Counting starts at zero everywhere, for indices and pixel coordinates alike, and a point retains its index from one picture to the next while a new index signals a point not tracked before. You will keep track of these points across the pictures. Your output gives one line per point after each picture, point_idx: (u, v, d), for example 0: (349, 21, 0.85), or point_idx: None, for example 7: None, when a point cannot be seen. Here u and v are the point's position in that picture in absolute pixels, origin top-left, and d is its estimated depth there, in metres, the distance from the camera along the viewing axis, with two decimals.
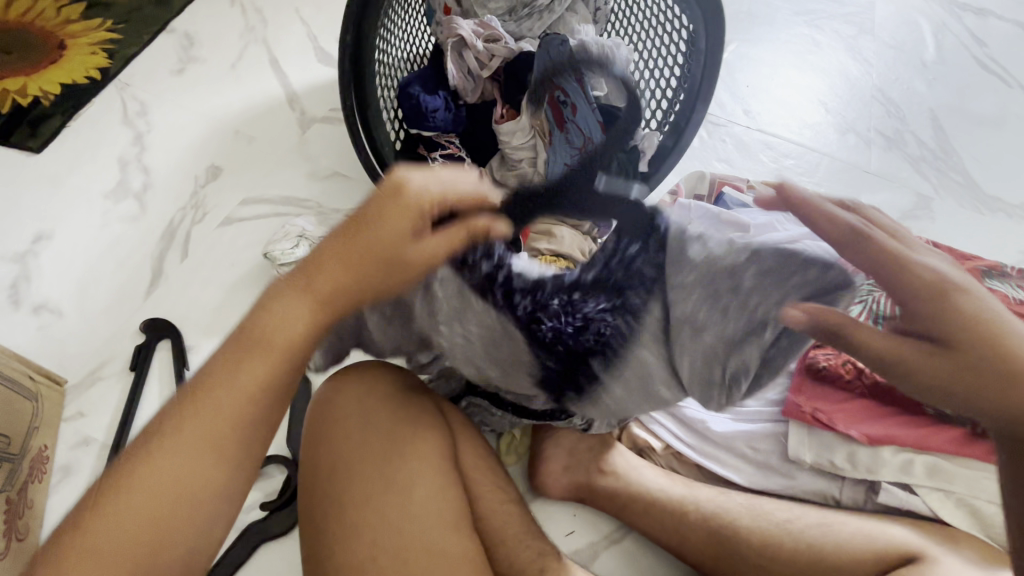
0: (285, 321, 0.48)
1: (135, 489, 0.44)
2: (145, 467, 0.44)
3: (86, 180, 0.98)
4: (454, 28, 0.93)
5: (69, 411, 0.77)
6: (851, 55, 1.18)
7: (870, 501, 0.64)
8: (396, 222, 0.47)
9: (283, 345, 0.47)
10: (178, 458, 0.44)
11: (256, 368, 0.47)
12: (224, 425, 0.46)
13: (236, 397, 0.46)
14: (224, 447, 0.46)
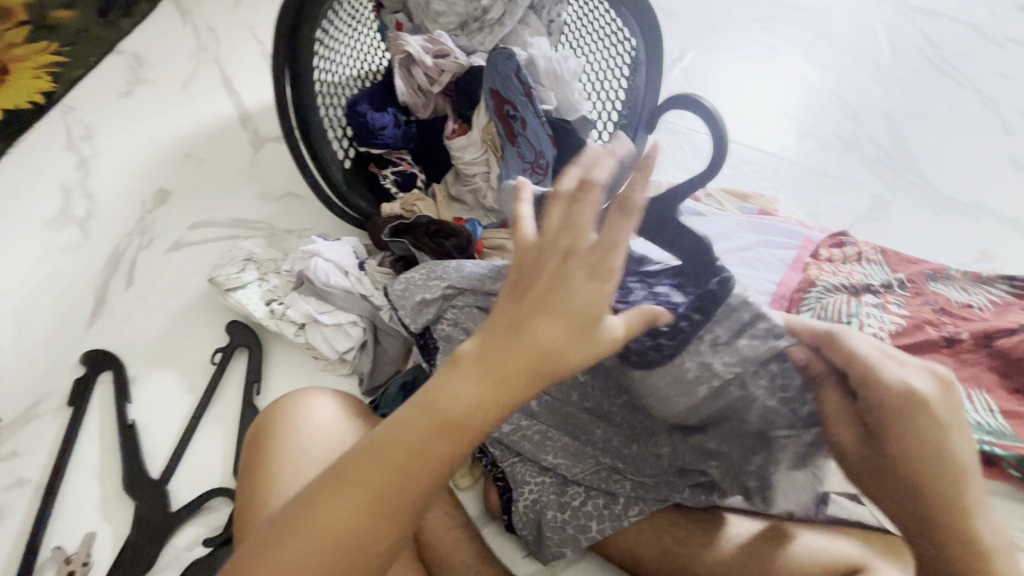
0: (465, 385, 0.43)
1: (312, 529, 0.42)
2: (320, 511, 0.42)
3: (26, 208, 0.95)
4: (401, 45, 0.91)
5: (3, 451, 0.75)
6: (807, 61, 1.20)
7: (821, 512, 0.58)
8: (572, 291, 0.42)
9: (474, 413, 0.42)
10: (356, 508, 0.42)
11: (439, 429, 0.43)
12: (405, 482, 0.43)
13: (422, 451, 0.43)
14: (396, 509, 0.43)
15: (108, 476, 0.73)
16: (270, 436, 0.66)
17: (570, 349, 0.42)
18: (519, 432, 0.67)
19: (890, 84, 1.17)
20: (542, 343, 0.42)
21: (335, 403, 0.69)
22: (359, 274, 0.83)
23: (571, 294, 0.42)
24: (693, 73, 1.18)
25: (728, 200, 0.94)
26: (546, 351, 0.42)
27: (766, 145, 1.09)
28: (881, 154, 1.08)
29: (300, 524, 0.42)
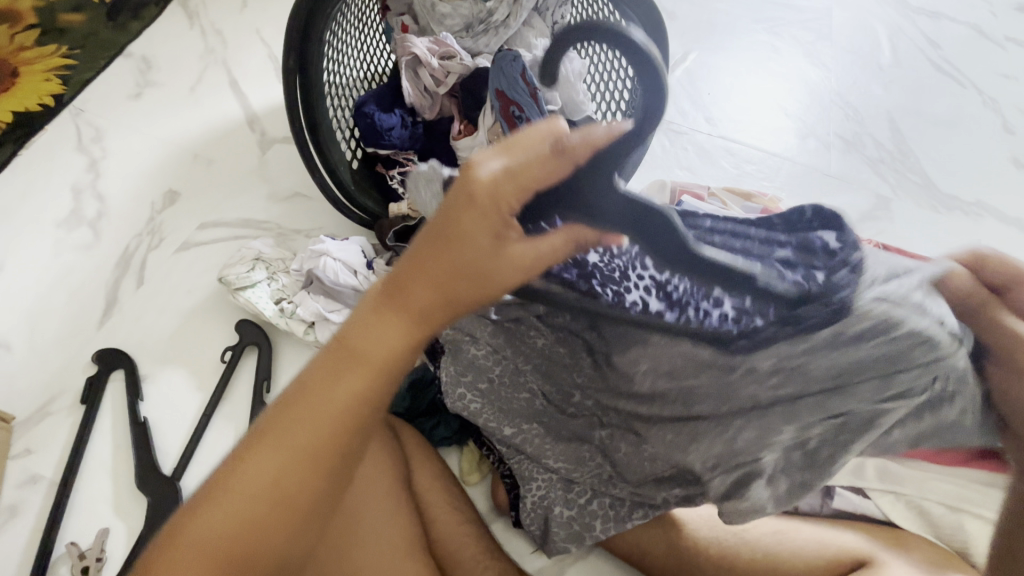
0: (365, 333, 0.41)
1: (221, 506, 0.40)
2: (225, 485, 0.40)
3: (37, 209, 0.96)
4: (408, 47, 0.93)
5: (17, 448, 0.75)
6: (809, 61, 1.21)
7: (826, 506, 0.63)
8: (478, 231, 0.36)
9: (376, 359, 0.41)
10: (266, 479, 0.40)
11: (341, 380, 0.41)
12: (312, 442, 0.41)
13: (325, 409, 0.41)
14: (307, 473, 0.41)
15: (121, 473, 0.74)
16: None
17: (478, 290, 0.38)
18: (523, 437, 0.67)
19: (891, 84, 1.18)
20: (443, 281, 0.38)
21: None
22: (367, 274, 0.84)
23: (474, 233, 0.36)
24: (696, 74, 1.19)
25: (732, 199, 0.95)
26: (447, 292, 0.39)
27: (768, 145, 1.10)
28: (882, 154, 1.09)
29: (210, 504, 0.40)
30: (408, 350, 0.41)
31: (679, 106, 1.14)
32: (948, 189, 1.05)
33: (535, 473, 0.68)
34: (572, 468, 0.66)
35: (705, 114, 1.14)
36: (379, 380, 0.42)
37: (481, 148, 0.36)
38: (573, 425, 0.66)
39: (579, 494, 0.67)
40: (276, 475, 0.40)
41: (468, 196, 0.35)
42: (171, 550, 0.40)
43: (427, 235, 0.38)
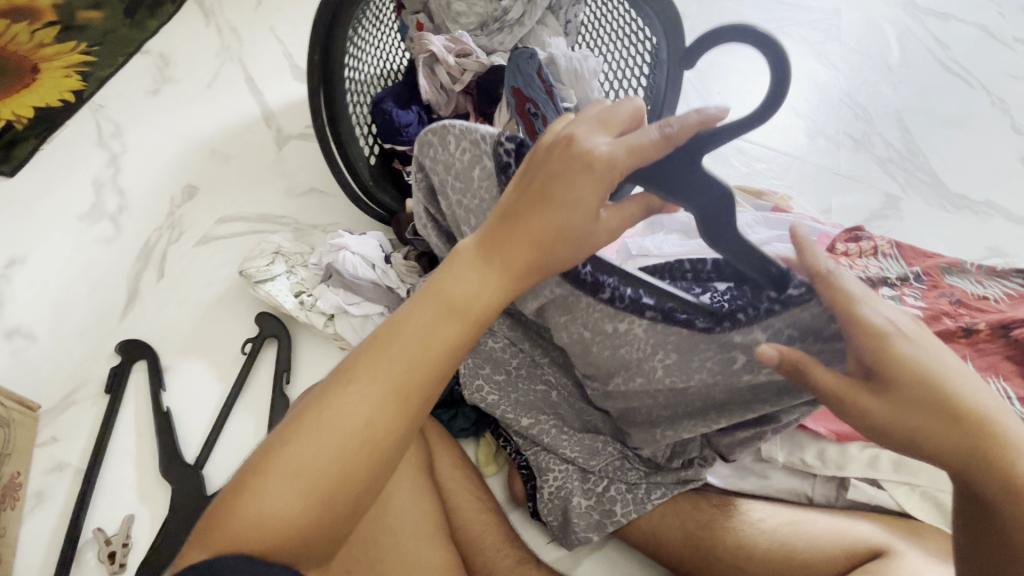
0: (468, 279, 0.42)
1: (318, 437, 0.38)
2: (326, 415, 0.39)
3: (59, 203, 0.97)
4: (426, 44, 0.94)
5: (43, 436, 0.77)
6: (818, 61, 1.22)
7: (841, 497, 0.65)
8: (588, 190, 0.39)
9: (474, 306, 0.42)
10: (367, 412, 0.39)
11: (444, 325, 0.41)
12: (411, 382, 0.40)
13: (424, 349, 0.40)
14: (404, 413, 0.40)
15: (145, 461, 0.76)
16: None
17: (570, 249, 0.42)
18: (541, 430, 0.68)
19: (900, 84, 1.19)
20: (541, 234, 0.41)
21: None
22: (384, 267, 0.85)
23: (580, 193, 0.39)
24: (705, 73, 1.20)
25: (743, 196, 0.95)
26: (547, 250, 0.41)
27: (777, 144, 1.11)
28: (892, 153, 1.10)
29: (309, 431, 0.38)
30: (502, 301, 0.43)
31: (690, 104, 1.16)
32: (957, 188, 1.06)
33: (555, 467, 0.68)
34: (588, 458, 0.67)
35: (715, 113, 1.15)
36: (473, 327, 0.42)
37: (581, 123, 0.41)
38: (587, 417, 0.69)
39: (597, 486, 0.68)
40: (374, 412, 0.39)
41: (586, 164, 0.39)
42: (259, 481, 0.38)
43: (531, 192, 0.41)
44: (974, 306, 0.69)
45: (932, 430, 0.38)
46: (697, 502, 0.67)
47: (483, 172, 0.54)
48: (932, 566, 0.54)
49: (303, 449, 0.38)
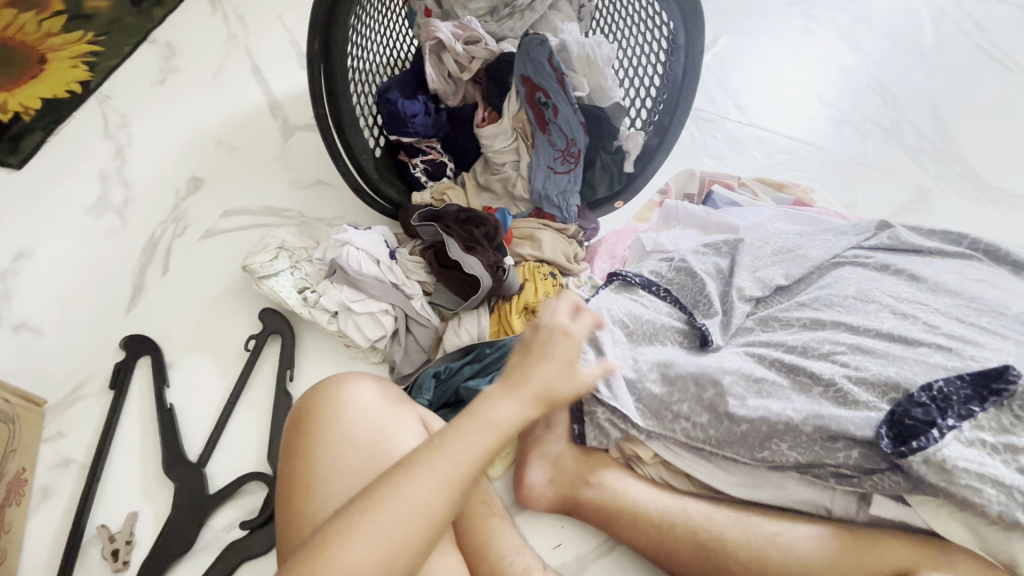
0: (496, 405, 0.51)
1: (378, 519, 0.44)
2: (387, 504, 0.44)
3: (67, 195, 0.96)
4: (433, 31, 0.91)
5: (48, 431, 0.77)
6: (847, 45, 1.24)
7: (862, 512, 0.62)
8: (562, 350, 0.56)
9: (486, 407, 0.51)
10: (422, 501, 0.45)
11: (480, 439, 0.49)
12: (455, 480, 0.47)
13: (464, 455, 0.48)
14: (443, 510, 0.46)
15: (149, 458, 0.75)
16: (309, 440, 0.59)
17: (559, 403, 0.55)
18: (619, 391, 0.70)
19: (933, 69, 1.20)
20: (545, 379, 0.54)
21: (377, 390, 0.63)
22: (390, 263, 0.84)
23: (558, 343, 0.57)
24: (726, 59, 1.23)
25: (763, 189, 0.98)
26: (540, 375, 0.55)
27: (800, 134, 1.14)
28: (923, 142, 1.12)
29: (374, 518, 0.44)
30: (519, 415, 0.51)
31: (710, 93, 1.18)
32: (991, 178, 1.08)
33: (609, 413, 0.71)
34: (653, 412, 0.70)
35: (735, 101, 1.18)
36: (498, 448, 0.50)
37: None
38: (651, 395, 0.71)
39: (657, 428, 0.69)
40: (431, 504, 0.45)
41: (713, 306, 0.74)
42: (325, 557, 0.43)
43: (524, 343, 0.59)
44: None
45: None
46: (714, 514, 0.65)
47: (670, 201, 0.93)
48: None
49: (370, 521, 0.44)
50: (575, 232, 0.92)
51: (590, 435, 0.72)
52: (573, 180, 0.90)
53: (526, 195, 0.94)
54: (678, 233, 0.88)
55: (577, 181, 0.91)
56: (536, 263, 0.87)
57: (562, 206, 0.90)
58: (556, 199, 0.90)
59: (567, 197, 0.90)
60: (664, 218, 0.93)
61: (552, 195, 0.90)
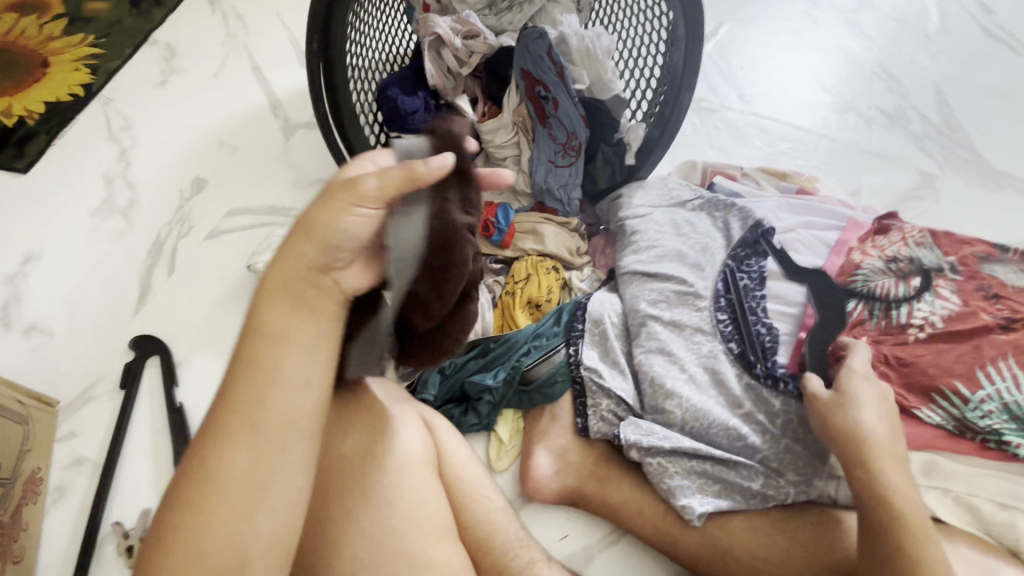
0: (268, 307, 0.47)
1: (208, 500, 0.43)
2: (205, 486, 0.43)
3: (72, 198, 0.98)
4: (431, 26, 0.90)
5: (62, 431, 0.78)
6: (849, 31, 1.22)
7: None
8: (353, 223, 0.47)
9: (282, 324, 0.47)
10: (242, 469, 0.44)
11: (263, 362, 0.46)
12: (235, 415, 0.45)
13: (253, 381, 0.46)
14: (281, 445, 0.45)
15: (161, 456, 0.76)
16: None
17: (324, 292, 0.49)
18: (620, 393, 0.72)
19: (939, 53, 1.19)
20: (284, 271, 0.48)
21: (380, 388, 0.66)
22: None
23: (351, 227, 0.47)
24: (727, 48, 1.22)
25: (766, 178, 0.99)
26: (319, 257, 0.47)
27: (804, 123, 1.13)
28: (928, 129, 1.11)
29: (206, 498, 0.43)
30: (310, 316, 0.48)
31: (711, 83, 1.18)
32: (999, 165, 1.06)
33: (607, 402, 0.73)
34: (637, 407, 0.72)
35: (737, 91, 1.17)
36: (311, 354, 0.48)
37: None
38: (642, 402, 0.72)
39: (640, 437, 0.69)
40: (240, 466, 0.44)
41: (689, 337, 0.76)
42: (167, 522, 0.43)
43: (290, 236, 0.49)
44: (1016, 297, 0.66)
45: (843, 437, 0.57)
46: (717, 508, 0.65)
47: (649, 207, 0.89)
48: None
49: (209, 501, 0.43)
50: (577, 226, 0.92)
51: (594, 427, 0.73)
52: (574, 173, 0.90)
53: (528, 189, 0.93)
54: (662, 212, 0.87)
55: (578, 175, 0.90)
56: (538, 257, 0.87)
57: (564, 199, 0.90)
58: (558, 192, 0.89)
59: (569, 191, 0.89)
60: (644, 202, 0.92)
61: (553, 188, 0.89)
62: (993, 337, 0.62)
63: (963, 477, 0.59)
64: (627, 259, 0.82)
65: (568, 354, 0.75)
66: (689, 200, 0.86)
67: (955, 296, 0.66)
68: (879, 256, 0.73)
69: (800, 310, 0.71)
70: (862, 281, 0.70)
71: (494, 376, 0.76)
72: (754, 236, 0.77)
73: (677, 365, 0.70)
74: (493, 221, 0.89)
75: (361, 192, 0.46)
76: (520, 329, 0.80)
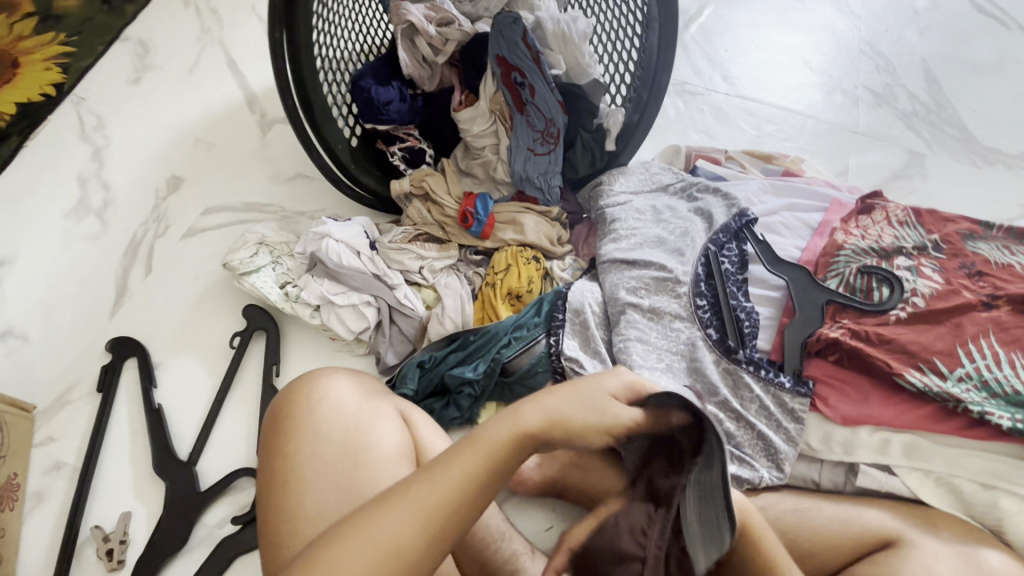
0: (499, 433, 0.48)
1: (360, 544, 0.43)
2: (368, 526, 0.44)
3: (45, 201, 0.96)
4: (403, 14, 0.87)
5: (39, 437, 0.77)
6: (836, 9, 1.20)
7: (849, 483, 0.61)
8: (591, 411, 0.50)
9: (503, 453, 0.48)
10: (397, 533, 0.43)
11: (468, 476, 0.46)
12: (433, 514, 0.44)
13: (454, 485, 0.45)
14: (432, 548, 0.44)
15: (140, 458, 0.76)
16: (285, 438, 0.59)
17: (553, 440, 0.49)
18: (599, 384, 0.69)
19: (927, 29, 1.17)
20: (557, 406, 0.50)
21: (354, 384, 0.64)
22: (370, 255, 0.84)
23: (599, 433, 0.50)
24: (712, 29, 1.20)
25: (751, 161, 0.97)
26: (564, 436, 0.50)
27: (789, 103, 1.11)
28: (917, 106, 1.10)
29: (360, 535, 0.44)
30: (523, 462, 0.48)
31: (695, 66, 1.16)
32: (989, 142, 1.05)
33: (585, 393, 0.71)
34: None
35: (722, 73, 1.15)
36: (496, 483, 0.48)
37: None
38: None
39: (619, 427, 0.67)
40: (405, 536, 0.43)
41: None
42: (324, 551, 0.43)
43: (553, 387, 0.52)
44: (1001, 274, 0.65)
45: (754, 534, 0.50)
46: None
47: (635, 201, 0.86)
48: (949, 556, 0.51)
49: (353, 548, 0.43)
50: (558, 214, 0.91)
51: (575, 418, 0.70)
52: (553, 161, 0.88)
53: (508, 178, 0.91)
54: (647, 200, 0.85)
55: (557, 162, 0.89)
56: (519, 247, 0.86)
57: (544, 188, 0.88)
58: (537, 181, 0.88)
59: (549, 178, 0.88)
60: (608, 181, 0.90)
61: (532, 176, 0.88)
62: (976, 315, 0.61)
63: (943, 458, 0.58)
64: (606, 247, 0.81)
65: (549, 344, 0.73)
66: (671, 184, 0.86)
67: (938, 276, 0.66)
68: (862, 237, 0.72)
69: (784, 294, 0.70)
70: (844, 262, 0.70)
71: (474, 369, 0.73)
72: (734, 224, 0.75)
73: (655, 355, 0.69)
74: (472, 212, 0.87)
75: (614, 410, 0.50)
76: (500, 321, 0.78)
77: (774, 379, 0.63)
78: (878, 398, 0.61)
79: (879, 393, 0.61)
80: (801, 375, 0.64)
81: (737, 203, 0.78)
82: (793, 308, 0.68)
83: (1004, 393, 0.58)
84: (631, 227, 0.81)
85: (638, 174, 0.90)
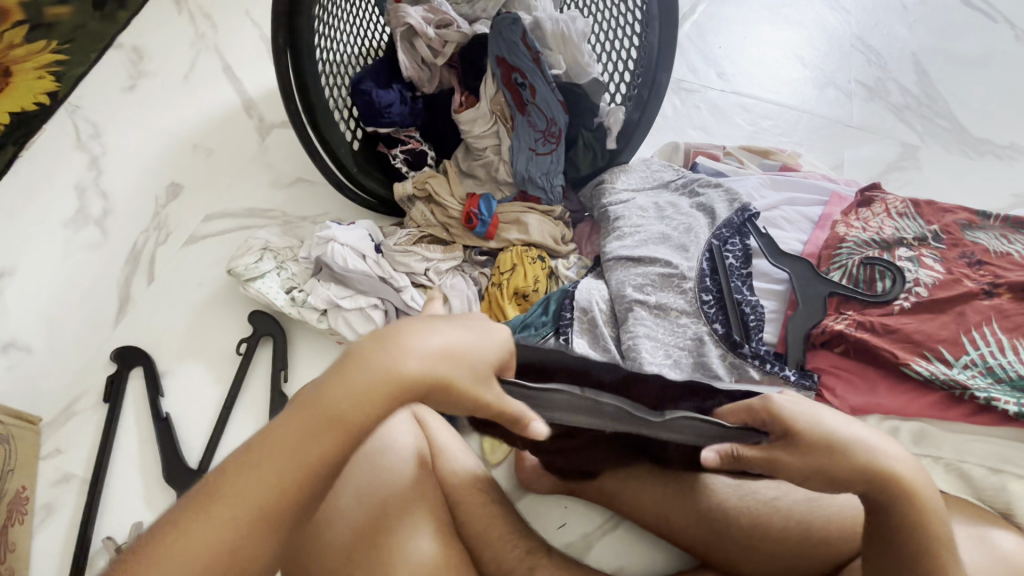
0: (329, 399, 0.40)
1: (179, 548, 0.38)
2: (192, 526, 0.38)
3: (44, 210, 0.95)
4: (401, 17, 0.87)
5: (46, 449, 0.77)
6: (827, 5, 1.21)
7: None
8: (434, 366, 0.40)
9: (343, 421, 0.39)
10: (223, 531, 0.38)
11: (288, 464, 0.39)
12: (263, 508, 0.39)
13: (288, 466, 0.39)
14: (272, 533, 0.39)
15: (150, 467, 0.76)
16: None
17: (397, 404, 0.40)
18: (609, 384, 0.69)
19: (916, 23, 1.18)
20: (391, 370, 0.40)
21: None
22: (376, 258, 0.84)
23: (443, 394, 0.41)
24: (706, 26, 1.21)
25: (749, 157, 0.98)
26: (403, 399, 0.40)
27: (783, 98, 1.13)
28: (908, 100, 1.11)
29: (183, 538, 0.38)
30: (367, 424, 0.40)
31: (690, 63, 1.17)
32: (980, 133, 1.07)
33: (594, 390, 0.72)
34: None
35: (716, 70, 1.16)
36: (335, 452, 0.40)
37: None
38: None
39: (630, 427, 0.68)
40: (233, 533, 0.38)
41: None
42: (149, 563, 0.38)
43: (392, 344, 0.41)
44: (999, 262, 0.66)
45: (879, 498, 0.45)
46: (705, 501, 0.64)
47: (638, 199, 0.86)
48: (964, 541, 0.51)
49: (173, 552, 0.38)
50: (561, 213, 0.91)
51: None
52: (555, 161, 0.89)
53: (510, 178, 0.91)
54: (651, 196, 0.86)
55: (559, 162, 0.90)
56: (524, 246, 0.86)
57: (547, 188, 0.89)
58: (540, 181, 0.88)
59: (551, 178, 0.88)
60: (613, 178, 0.90)
61: (535, 176, 0.89)
62: (978, 303, 0.63)
63: (951, 444, 0.59)
64: (611, 245, 0.81)
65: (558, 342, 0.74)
66: (672, 181, 0.87)
67: (939, 266, 0.67)
68: (864, 229, 0.73)
69: (788, 287, 0.71)
70: (846, 254, 0.71)
71: None
72: (737, 220, 0.76)
73: (662, 352, 0.69)
74: (476, 212, 0.87)
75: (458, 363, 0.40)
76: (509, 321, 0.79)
77: (779, 372, 0.65)
78: (884, 388, 0.62)
79: (885, 382, 0.63)
80: (805, 368, 0.66)
81: (738, 198, 0.79)
82: (796, 302, 0.69)
83: (1009, 378, 0.59)
84: (636, 224, 0.82)
85: (644, 171, 0.90)
